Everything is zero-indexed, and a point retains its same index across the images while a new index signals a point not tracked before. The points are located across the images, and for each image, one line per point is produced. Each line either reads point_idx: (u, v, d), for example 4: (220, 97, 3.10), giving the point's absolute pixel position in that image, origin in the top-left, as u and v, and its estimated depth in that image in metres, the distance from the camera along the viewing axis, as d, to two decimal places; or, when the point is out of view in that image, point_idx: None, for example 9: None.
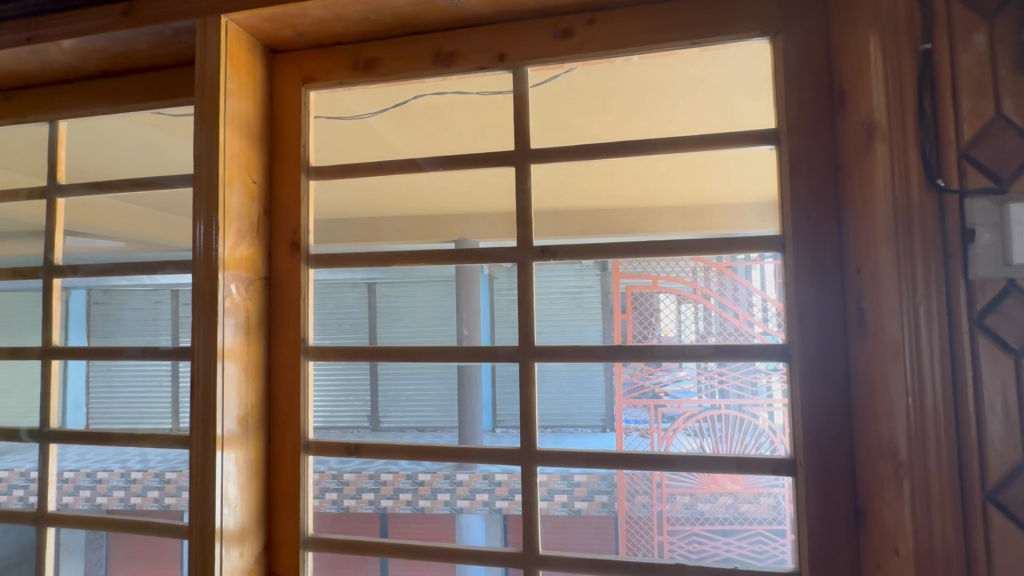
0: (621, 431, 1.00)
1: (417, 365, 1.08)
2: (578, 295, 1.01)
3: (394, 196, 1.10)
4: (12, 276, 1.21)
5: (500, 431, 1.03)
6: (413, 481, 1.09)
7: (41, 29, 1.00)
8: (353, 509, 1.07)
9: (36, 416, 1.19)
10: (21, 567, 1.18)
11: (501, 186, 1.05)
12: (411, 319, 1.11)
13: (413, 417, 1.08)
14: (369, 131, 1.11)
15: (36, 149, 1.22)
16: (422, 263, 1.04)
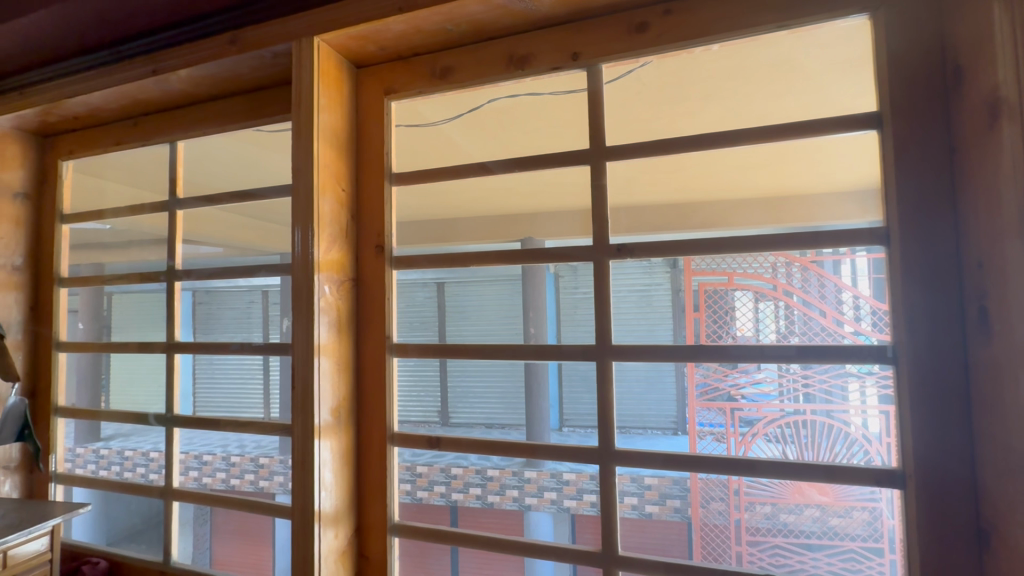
0: (695, 433, 0.97)
1: (485, 362, 1.10)
2: (646, 293, 0.99)
3: (461, 199, 1.14)
4: (140, 279, 1.38)
5: (566, 430, 1.03)
6: (482, 475, 1.11)
7: (163, 61, 1.13)
8: (426, 500, 1.12)
9: (160, 404, 1.35)
10: (148, 534, 1.34)
11: (568, 186, 1.06)
12: (479, 317, 1.12)
13: (482, 412, 1.11)
14: (441, 137, 1.14)
15: (158, 167, 1.39)
16: (489, 264, 1.09)
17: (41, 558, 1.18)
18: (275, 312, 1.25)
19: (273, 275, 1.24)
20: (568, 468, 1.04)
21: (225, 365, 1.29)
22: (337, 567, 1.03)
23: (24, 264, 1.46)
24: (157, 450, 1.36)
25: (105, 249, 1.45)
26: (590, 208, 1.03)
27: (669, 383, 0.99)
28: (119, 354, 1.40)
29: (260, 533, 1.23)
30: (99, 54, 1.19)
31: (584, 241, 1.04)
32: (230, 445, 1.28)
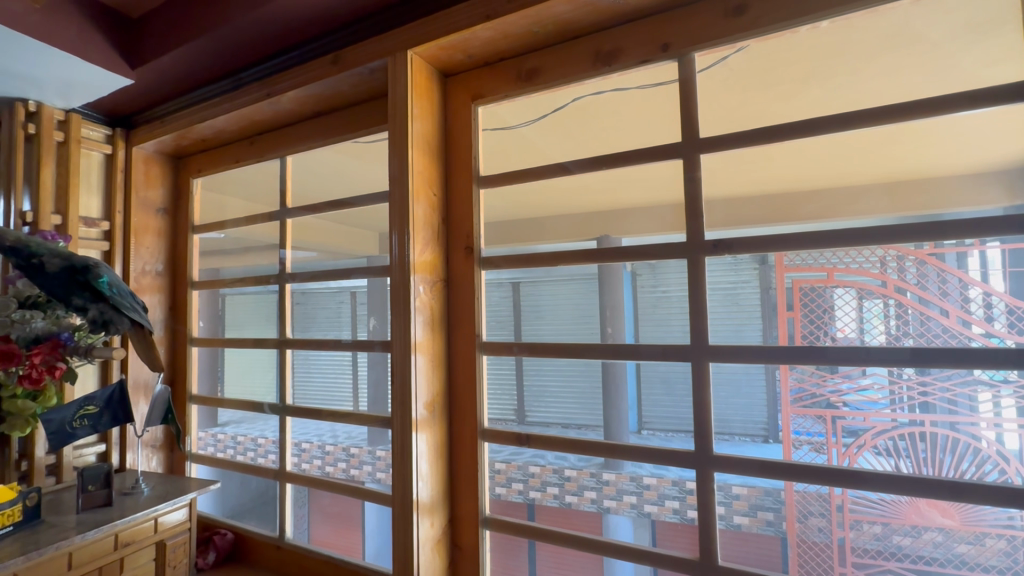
0: (790, 442, 0.90)
1: (562, 361, 1.11)
2: (732, 291, 0.95)
3: (539, 199, 1.15)
4: (254, 281, 1.53)
5: (645, 433, 1.00)
6: (560, 475, 1.10)
7: (276, 84, 1.25)
8: (507, 496, 1.14)
9: (273, 395, 1.49)
10: (259, 511, 1.49)
11: (649, 181, 1.03)
12: (554, 317, 1.13)
13: (559, 411, 1.11)
14: (520, 140, 1.16)
15: (269, 180, 1.53)
16: (564, 263, 1.09)
17: (182, 526, 1.34)
18: (362, 311, 1.33)
19: (359, 276, 1.33)
20: (648, 471, 1.02)
21: (323, 359, 1.40)
22: (434, 555, 1.08)
23: (164, 269, 1.67)
24: (264, 437, 1.50)
25: (223, 255, 1.64)
26: (678, 203, 0.99)
27: (759, 388, 0.93)
28: (237, 348, 1.57)
29: (350, 517, 1.32)
30: (224, 82, 1.35)
31: (669, 238, 1.00)
32: (326, 433, 1.39)
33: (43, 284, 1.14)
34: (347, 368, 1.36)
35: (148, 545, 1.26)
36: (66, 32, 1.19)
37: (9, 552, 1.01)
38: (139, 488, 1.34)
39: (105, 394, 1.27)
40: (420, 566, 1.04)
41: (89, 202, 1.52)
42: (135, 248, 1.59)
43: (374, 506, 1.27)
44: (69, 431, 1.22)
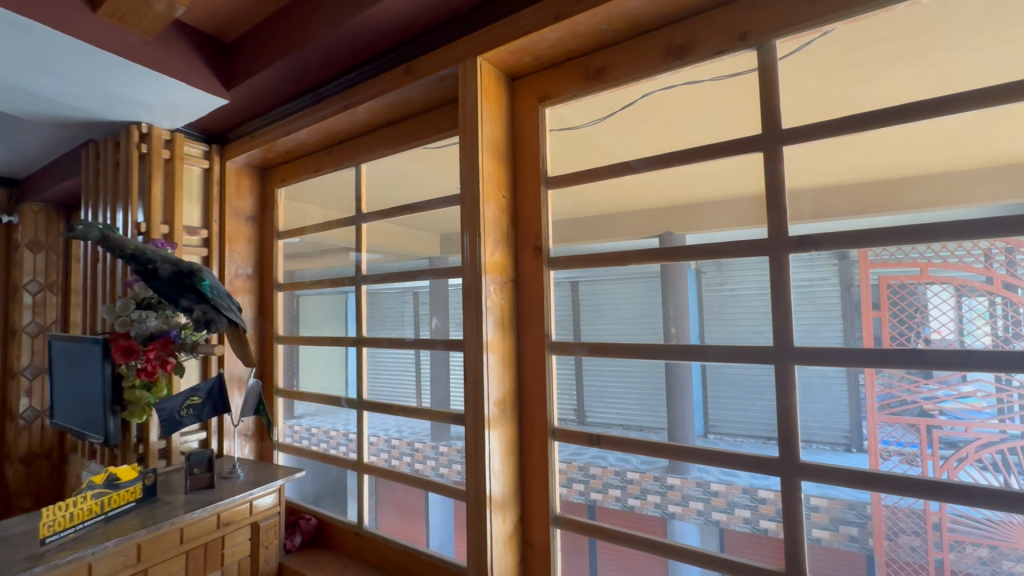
0: (877, 452, 0.84)
1: (624, 361, 1.10)
2: (808, 290, 0.90)
3: (603, 198, 1.14)
4: (330, 283, 1.63)
5: (712, 438, 0.98)
6: (622, 477, 1.08)
7: (353, 96, 1.33)
8: (571, 496, 1.14)
9: (348, 390, 1.58)
10: (334, 498, 1.60)
11: (720, 176, 1.00)
12: (615, 317, 1.12)
13: (620, 413, 1.10)
14: (584, 140, 1.16)
15: (343, 188, 1.63)
16: (625, 263, 1.09)
17: (273, 510, 1.46)
18: (424, 311, 1.39)
19: (422, 277, 1.39)
20: (715, 477, 0.98)
21: (390, 357, 1.47)
22: (505, 551, 1.10)
23: (253, 273, 1.81)
24: (336, 429, 1.60)
25: (300, 258, 1.75)
26: (752, 199, 0.96)
27: (840, 393, 0.88)
28: (315, 346, 1.68)
29: (413, 508, 1.38)
30: (306, 97, 1.44)
31: (739, 235, 0.97)
32: (394, 427, 1.45)
33: (157, 286, 1.28)
34: (411, 366, 1.42)
35: (244, 526, 1.39)
36: (173, 59, 1.33)
37: (133, 526, 1.15)
38: (235, 473, 1.46)
39: (207, 387, 1.40)
40: (492, 561, 1.06)
41: (190, 213, 1.69)
42: (229, 253, 1.73)
43: (436, 498, 1.33)
44: (177, 419, 1.35)
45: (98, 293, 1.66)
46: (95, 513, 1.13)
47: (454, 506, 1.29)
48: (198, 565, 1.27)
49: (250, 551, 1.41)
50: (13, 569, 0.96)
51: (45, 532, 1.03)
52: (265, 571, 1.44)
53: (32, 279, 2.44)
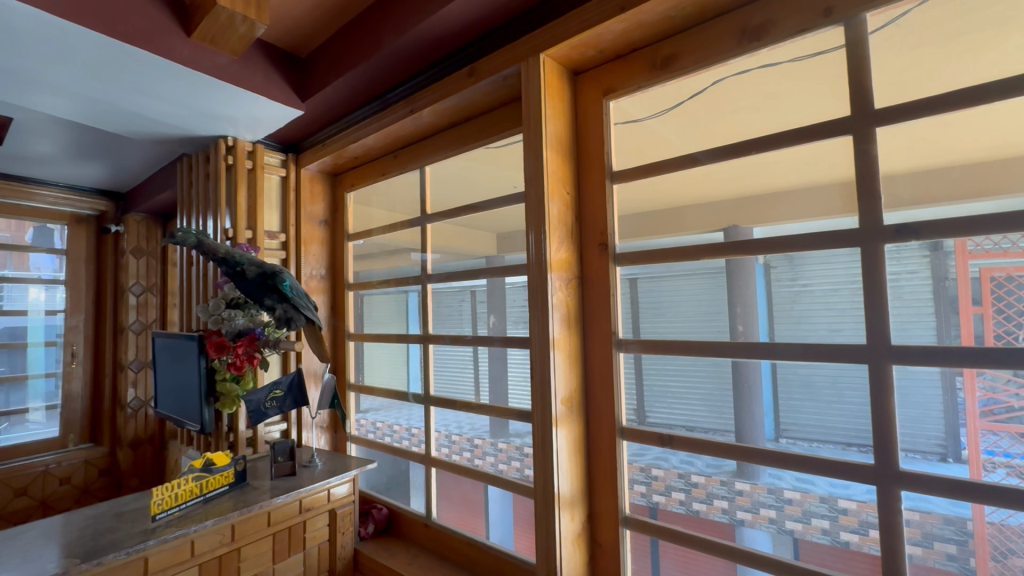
0: (979, 463, 0.76)
1: (686, 359, 1.06)
2: (895, 284, 0.83)
3: (667, 191, 1.11)
4: (395, 282, 1.69)
5: (784, 441, 0.93)
6: (686, 480, 1.05)
7: (418, 100, 1.37)
8: (633, 497, 1.12)
9: (416, 385, 1.61)
10: (399, 487, 1.67)
11: (798, 165, 0.94)
12: (676, 314, 1.08)
13: (681, 414, 1.07)
14: (646, 133, 1.13)
15: (407, 190, 1.69)
16: (688, 258, 1.06)
17: (347, 498, 1.55)
18: (482, 309, 1.42)
19: (480, 276, 1.42)
20: (788, 484, 0.93)
21: (450, 354, 1.51)
22: (574, 550, 1.10)
23: (325, 273, 1.91)
24: (399, 423, 1.67)
25: (366, 259, 1.84)
26: (832, 187, 0.90)
27: (934, 398, 0.80)
28: (383, 343, 1.74)
29: (474, 502, 1.41)
30: (374, 103, 1.50)
31: (815, 227, 0.91)
32: (458, 422, 1.46)
33: (245, 287, 1.39)
34: (469, 363, 1.45)
35: (323, 512, 1.48)
36: (255, 76, 1.43)
37: (227, 508, 1.25)
38: (313, 463, 1.56)
39: (288, 380, 1.50)
40: (561, 559, 1.06)
41: (271, 218, 1.81)
42: (304, 255, 1.84)
43: (496, 492, 1.35)
44: (263, 410, 1.46)
45: (193, 294, 1.82)
46: (194, 495, 1.24)
47: (513, 501, 1.31)
48: (283, 547, 1.37)
49: (328, 537, 1.50)
50: (131, 540, 1.08)
51: (156, 509, 1.15)
52: (343, 557, 1.52)
53: (136, 282, 2.71)
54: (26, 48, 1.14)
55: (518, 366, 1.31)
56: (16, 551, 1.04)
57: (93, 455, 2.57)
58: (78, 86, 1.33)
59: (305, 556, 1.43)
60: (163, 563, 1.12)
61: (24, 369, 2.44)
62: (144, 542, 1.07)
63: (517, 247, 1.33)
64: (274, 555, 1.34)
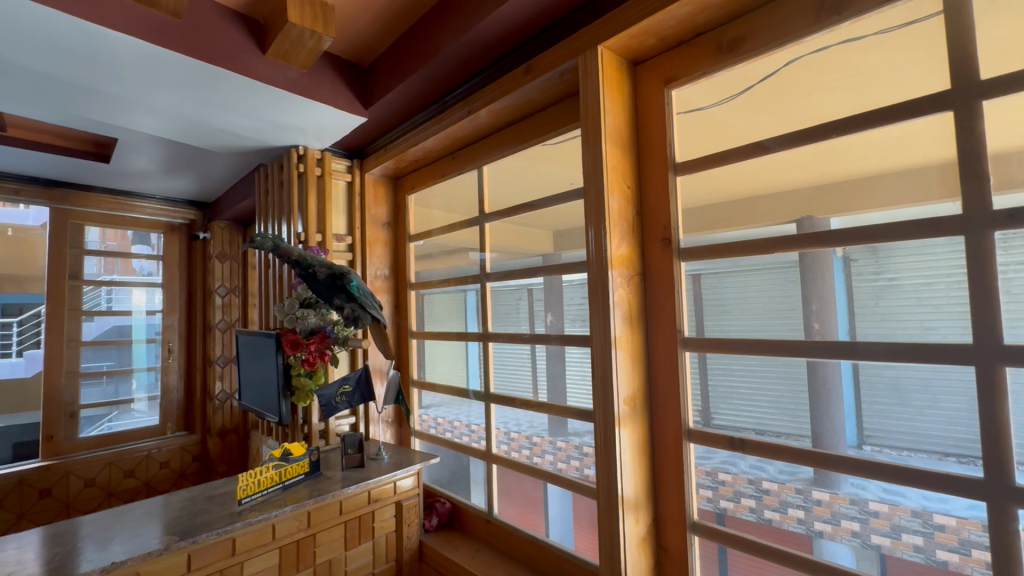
0: None
1: (755, 358, 1.01)
2: (1004, 277, 0.74)
3: (735, 182, 1.05)
4: (454, 281, 1.73)
5: (869, 449, 0.86)
6: (757, 487, 0.99)
7: (476, 101, 1.38)
8: (699, 502, 1.08)
9: (477, 382, 1.63)
10: (460, 481, 1.70)
11: (885, 148, 0.86)
12: (744, 311, 1.03)
13: (750, 417, 1.01)
14: (710, 122, 1.08)
15: (465, 190, 1.72)
16: (756, 252, 1.00)
17: (412, 491, 1.61)
18: (539, 307, 1.41)
19: (537, 275, 1.41)
20: (874, 495, 0.85)
21: (509, 352, 1.51)
22: (639, 554, 1.07)
23: (389, 274, 1.98)
24: (459, 419, 1.70)
25: (427, 259, 1.89)
26: (926, 171, 0.81)
27: None
28: (444, 340, 1.78)
29: (534, 500, 1.41)
30: (433, 107, 1.54)
31: (904, 215, 0.83)
32: (518, 419, 1.47)
33: (316, 288, 1.46)
34: (527, 361, 1.45)
35: (390, 503, 1.54)
36: (323, 87, 1.50)
37: (304, 495, 1.33)
38: (380, 455, 1.63)
39: (356, 376, 1.57)
40: (627, 562, 1.04)
41: (338, 222, 1.90)
42: (369, 257, 1.92)
43: (555, 490, 1.34)
44: (334, 404, 1.54)
45: (270, 295, 1.95)
46: (274, 482, 1.33)
47: (573, 500, 1.29)
48: (354, 535, 1.44)
49: (394, 527, 1.56)
50: (220, 522, 1.17)
51: (242, 494, 1.24)
52: (409, 547, 1.58)
53: (221, 285, 2.97)
54: (127, 74, 1.27)
55: (577, 365, 1.29)
56: (125, 526, 1.16)
57: (187, 442, 2.83)
58: (170, 106, 1.46)
59: (374, 544, 1.49)
60: (248, 545, 1.21)
61: (130, 363, 2.73)
62: (231, 524, 1.16)
63: (573, 245, 1.31)
64: (345, 542, 1.42)
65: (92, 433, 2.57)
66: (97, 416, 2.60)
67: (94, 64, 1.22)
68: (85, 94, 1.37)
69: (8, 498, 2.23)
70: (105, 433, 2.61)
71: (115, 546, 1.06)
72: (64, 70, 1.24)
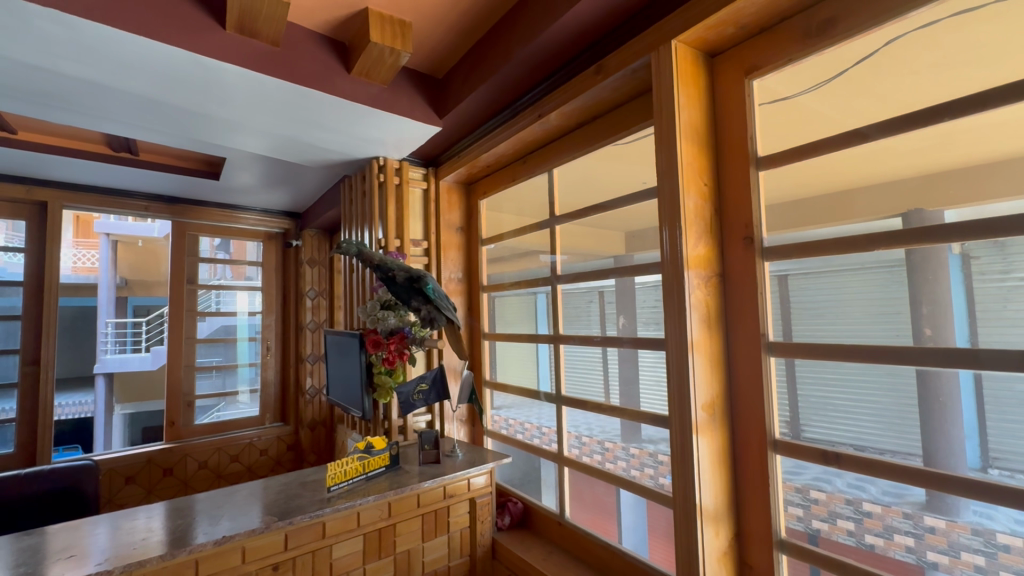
0: None
1: (853, 367, 0.92)
2: None
3: (827, 175, 0.97)
4: (525, 284, 1.75)
5: (996, 472, 0.76)
6: (856, 508, 0.91)
7: (547, 104, 1.39)
8: (787, 522, 1.00)
9: (547, 384, 1.64)
10: (531, 483, 1.72)
11: (1013, 129, 0.76)
12: (839, 315, 0.94)
13: (848, 430, 0.93)
14: (798, 111, 1.01)
15: (536, 193, 1.73)
16: (853, 250, 0.92)
17: (485, 489, 1.65)
18: (611, 310, 1.39)
19: (608, 276, 1.39)
20: (1002, 527, 0.75)
21: (580, 354, 1.50)
22: (719, 568, 1.02)
23: (462, 277, 2.04)
24: (531, 421, 1.72)
25: (498, 262, 1.92)
26: None
27: None
28: (515, 342, 1.80)
29: (607, 506, 1.39)
30: (505, 113, 1.57)
31: None
32: (590, 423, 1.45)
33: (395, 290, 1.55)
34: (599, 365, 1.43)
35: (464, 500, 1.59)
36: (402, 101, 1.59)
37: (385, 486, 1.41)
38: (455, 453, 1.68)
39: (432, 375, 1.64)
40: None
41: (415, 227, 1.99)
42: (443, 260, 1.99)
43: (629, 497, 1.31)
44: (411, 401, 1.61)
45: (354, 297, 2.09)
46: (359, 473, 1.42)
47: (647, 508, 1.26)
48: (431, 528, 1.50)
49: (469, 523, 1.60)
50: (313, 506, 1.27)
51: (330, 482, 1.34)
52: (482, 544, 1.61)
53: (311, 288, 3.21)
54: (234, 100, 1.42)
55: (650, 369, 1.26)
56: (233, 506, 1.29)
57: (282, 432, 3.08)
58: (269, 126, 1.61)
59: (449, 538, 1.54)
60: (337, 529, 1.30)
61: (235, 359, 3.04)
62: (321, 509, 1.25)
63: (647, 246, 1.28)
64: (423, 534, 1.48)
65: (205, 420, 2.89)
66: (209, 405, 2.91)
67: (207, 93, 1.38)
68: (199, 119, 1.55)
69: (139, 475, 2.56)
70: (215, 421, 2.92)
71: (224, 521, 1.19)
72: (183, 99, 1.41)
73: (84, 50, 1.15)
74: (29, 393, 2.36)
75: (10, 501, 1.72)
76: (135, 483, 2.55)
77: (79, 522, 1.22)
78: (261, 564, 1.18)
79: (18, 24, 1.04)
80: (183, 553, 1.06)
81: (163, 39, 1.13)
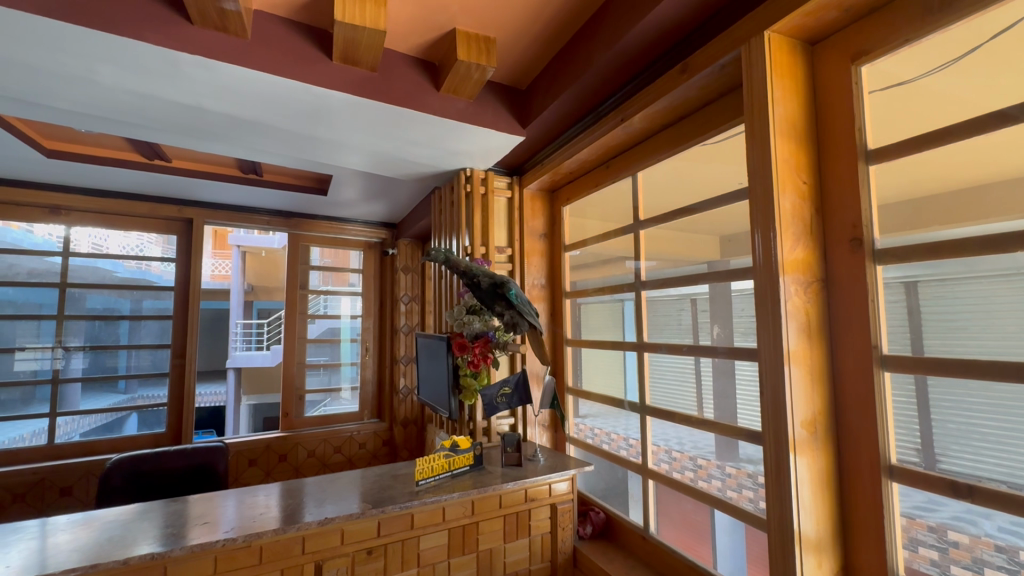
0: None
1: (1000, 389, 0.79)
2: None
3: (960, 165, 0.85)
4: (610, 291, 1.72)
5: None
6: (1011, 557, 0.77)
7: (629, 109, 1.38)
8: (917, 565, 0.87)
9: (632, 393, 1.61)
10: (615, 494, 1.68)
11: None
12: (984, 329, 0.81)
13: (997, 464, 0.79)
14: (920, 96, 0.89)
15: (621, 198, 1.70)
16: (996, 252, 0.79)
17: (567, 495, 1.64)
18: (704, 318, 1.32)
19: (701, 283, 1.33)
20: None
21: (668, 364, 1.45)
22: None
23: (545, 283, 2.06)
24: (616, 432, 1.68)
25: (582, 269, 1.91)
26: None
27: None
28: (600, 350, 1.79)
29: (697, 525, 1.32)
30: (587, 119, 1.58)
31: None
32: (681, 437, 1.39)
33: (480, 295, 1.61)
34: (689, 376, 1.37)
35: (545, 504, 1.60)
36: (487, 113, 1.65)
37: (469, 485, 1.46)
38: (537, 457, 1.69)
39: (515, 379, 1.67)
40: None
41: (500, 235, 2.05)
42: (527, 267, 2.03)
43: (723, 519, 1.23)
44: (495, 404, 1.65)
45: (443, 302, 2.19)
46: (444, 471, 1.49)
47: (745, 532, 1.18)
48: (512, 529, 1.52)
49: (550, 529, 1.61)
50: (403, 498, 1.35)
51: (418, 476, 1.41)
52: (563, 550, 1.61)
53: (406, 293, 3.42)
54: (338, 122, 1.57)
55: (747, 383, 1.18)
56: (334, 491, 1.42)
57: (379, 428, 3.30)
58: (368, 144, 1.76)
59: (531, 541, 1.56)
60: (424, 522, 1.37)
61: (339, 359, 3.32)
62: (409, 501, 1.33)
63: (742, 250, 1.20)
64: (505, 535, 1.51)
65: (314, 413, 3.18)
66: (317, 400, 3.21)
67: (316, 118, 1.54)
68: (310, 141, 1.73)
69: (260, 459, 2.89)
70: (322, 415, 3.21)
71: (328, 504, 1.31)
72: (297, 124, 1.58)
73: (220, 88, 1.34)
74: (177, 382, 2.77)
75: (161, 473, 2.03)
76: (256, 466, 2.88)
77: (212, 494, 1.41)
78: (357, 547, 1.28)
79: (171, 69, 1.25)
80: (292, 528, 1.18)
81: (280, 73, 1.29)
